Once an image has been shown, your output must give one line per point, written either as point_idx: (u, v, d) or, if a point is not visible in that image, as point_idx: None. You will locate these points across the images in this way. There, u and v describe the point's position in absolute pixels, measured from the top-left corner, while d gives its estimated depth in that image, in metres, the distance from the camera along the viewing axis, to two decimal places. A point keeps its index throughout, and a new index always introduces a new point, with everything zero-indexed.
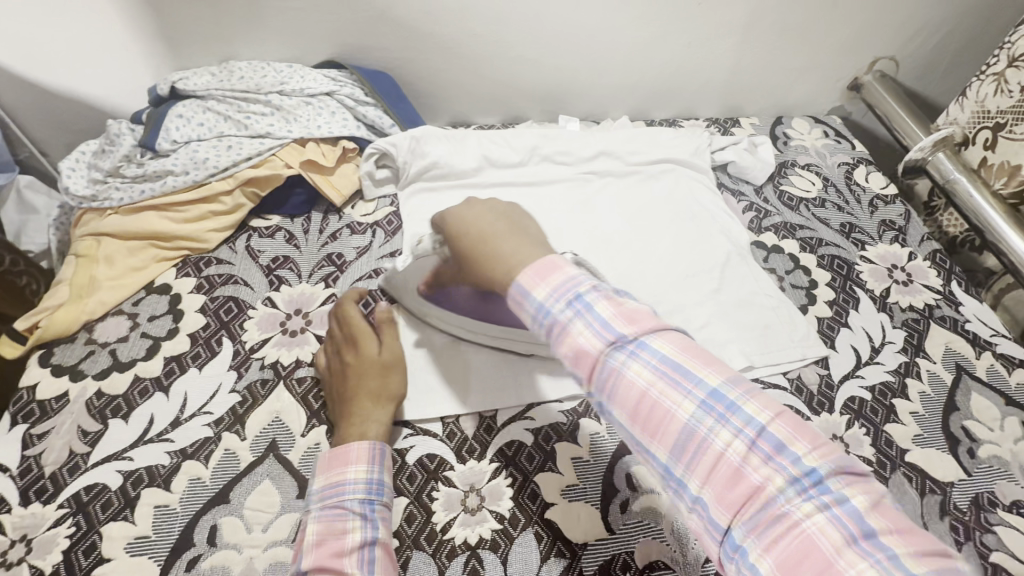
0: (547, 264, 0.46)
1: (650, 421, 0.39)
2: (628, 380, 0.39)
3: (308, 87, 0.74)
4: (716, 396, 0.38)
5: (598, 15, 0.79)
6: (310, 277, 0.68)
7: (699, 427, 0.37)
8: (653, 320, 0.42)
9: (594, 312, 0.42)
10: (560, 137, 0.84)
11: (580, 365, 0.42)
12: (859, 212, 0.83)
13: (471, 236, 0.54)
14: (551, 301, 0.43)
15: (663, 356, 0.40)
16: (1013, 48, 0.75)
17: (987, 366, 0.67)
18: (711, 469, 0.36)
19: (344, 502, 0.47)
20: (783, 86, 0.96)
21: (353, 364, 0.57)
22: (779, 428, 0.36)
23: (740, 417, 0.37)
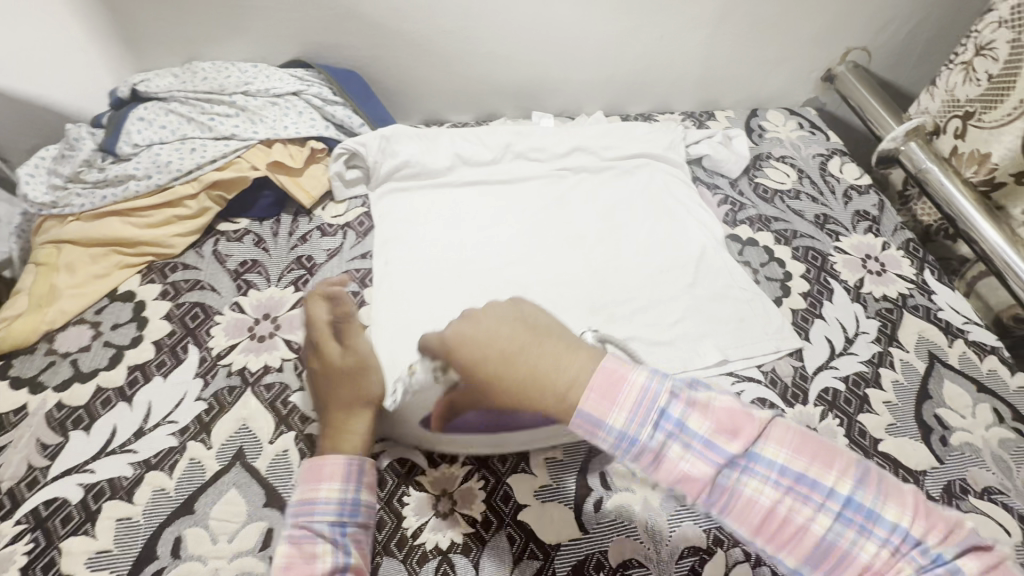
0: (604, 378, 0.40)
1: (781, 536, 0.37)
2: (751, 499, 0.37)
3: (274, 87, 0.73)
4: (848, 502, 0.36)
5: (568, 10, 0.79)
6: (279, 280, 0.67)
7: (835, 537, 0.36)
8: (755, 421, 0.39)
9: (691, 432, 0.38)
10: (534, 133, 0.84)
11: (687, 488, 0.38)
12: (834, 203, 0.84)
13: (491, 359, 0.42)
14: (637, 427, 0.39)
15: (779, 467, 0.37)
16: (979, 37, 0.75)
17: (960, 353, 0.68)
18: (851, 573, 0.36)
19: (313, 524, 0.45)
20: (758, 79, 0.96)
21: (330, 370, 0.53)
22: (907, 518, 0.36)
23: (874, 520, 0.36)
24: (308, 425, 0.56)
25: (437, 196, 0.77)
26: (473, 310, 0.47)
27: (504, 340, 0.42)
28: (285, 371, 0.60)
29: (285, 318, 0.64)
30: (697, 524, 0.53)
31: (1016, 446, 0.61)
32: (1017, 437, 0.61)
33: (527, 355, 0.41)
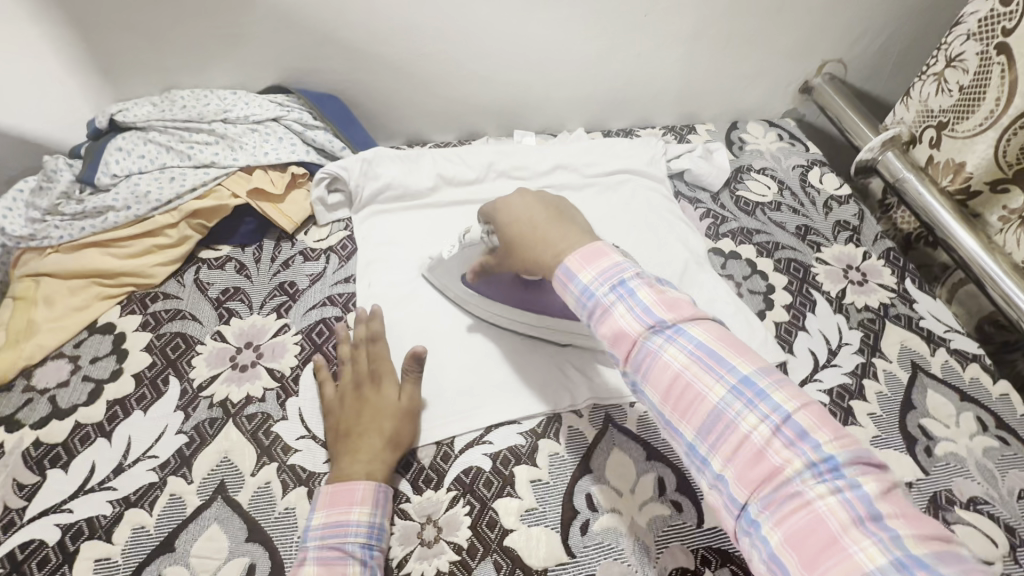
0: (592, 252, 0.52)
1: (682, 400, 0.43)
2: (664, 361, 0.44)
3: (254, 113, 0.73)
4: (747, 384, 0.42)
5: (546, 30, 0.79)
6: (261, 307, 0.67)
7: (728, 410, 0.41)
8: (693, 310, 0.47)
9: (637, 299, 0.47)
10: (516, 152, 0.84)
11: (620, 346, 0.47)
12: (815, 214, 0.84)
13: (521, 226, 0.57)
14: (598, 285, 0.49)
15: (699, 343, 0.44)
16: (949, 49, 0.76)
17: (942, 362, 0.68)
18: (730, 445, 0.40)
19: (345, 546, 0.48)
20: (737, 92, 0.97)
21: (372, 403, 0.56)
22: (802, 416, 0.39)
23: (769, 405, 0.40)
24: (291, 455, 0.56)
25: (420, 217, 0.78)
26: (523, 190, 0.61)
27: (533, 215, 0.58)
28: (268, 401, 0.59)
29: (268, 346, 0.63)
30: (683, 544, 0.53)
31: (1000, 454, 0.61)
32: (1000, 444, 0.62)
33: (541, 227, 0.56)
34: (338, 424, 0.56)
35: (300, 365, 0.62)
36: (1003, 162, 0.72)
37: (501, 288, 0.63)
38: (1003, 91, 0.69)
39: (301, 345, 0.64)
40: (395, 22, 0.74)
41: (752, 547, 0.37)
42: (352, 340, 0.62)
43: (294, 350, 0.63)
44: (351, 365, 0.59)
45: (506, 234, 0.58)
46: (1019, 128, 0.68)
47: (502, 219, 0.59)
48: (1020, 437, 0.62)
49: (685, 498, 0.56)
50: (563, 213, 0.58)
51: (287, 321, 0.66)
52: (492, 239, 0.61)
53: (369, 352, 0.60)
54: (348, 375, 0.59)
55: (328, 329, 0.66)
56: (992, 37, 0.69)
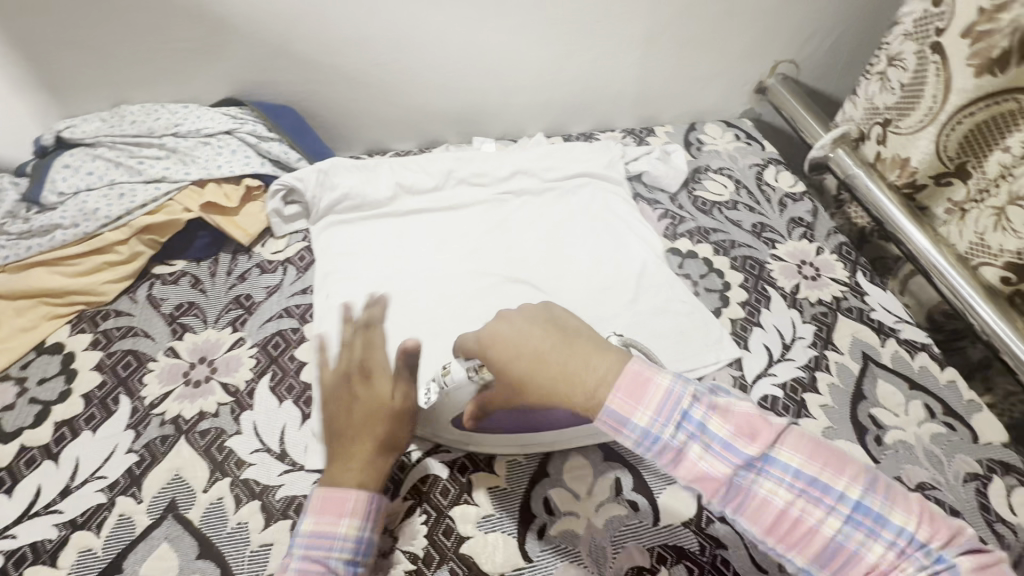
0: (631, 380, 0.43)
1: (792, 534, 0.39)
2: (764, 500, 0.40)
3: (206, 126, 0.72)
4: (855, 503, 0.39)
5: (500, 38, 0.80)
6: (216, 322, 0.66)
7: (842, 537, 0.38)
8: (773, 428, 0.41)
9: (712, 434, 0.41)
10: (475, 158, 0.85)
11: (704, 485, 0.41)
12: (770, 211, 0.86)
13: (521, 364, 0.45)
14: (661, 428, 0.41)
15: (794, 471, 0.40)
16: (890, 49, 0.78)
17: (892, 353, 0.70)
18: (854, 571, 0.38)
19: (328, 561, 0.45)
20: (695, 94, 0.99)
21: (361, 401, 0.50)
22: (911, 523, 0.38)
23: (882, 524, 0.38)
24: (245, 469, 0.55)
25: (380, 226, 0.78)
26: (506, 311, 0.50)
27: (539, 344, 0.46)
28: (221, 415, 0.59)
29: (222, 360, 0.63)
30: (639, 543, 0.54)
31: (947, 440, 0.63)
32: (948, 430, 0.63)
33: (554, 357, 0.45)
34: (331, 421, 0.51)
35: (255, 378, 0.62)
36: (945, 157, 0.74)
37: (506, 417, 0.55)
38: (938, 89, 0.71)
39: (257, 358, 0.63)
40: (348, 33, 0.74)
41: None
42: (354, 324, 0.57)
43: (249, 363, 0.63)
44: (346, 355, 0.54)
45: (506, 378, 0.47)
46: (958, 122, 0.70)
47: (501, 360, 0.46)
48: (966, 423, 0.64)
49: (642, 498, 0.56)
50: (566, 331, 0.47)
51: (242, 334, 0.65)
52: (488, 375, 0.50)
53: (365, 342, 0.55)
54: (342, 367, 0.54)
55: (285, 340, 0.65)
56: (927, 37, 0.71)
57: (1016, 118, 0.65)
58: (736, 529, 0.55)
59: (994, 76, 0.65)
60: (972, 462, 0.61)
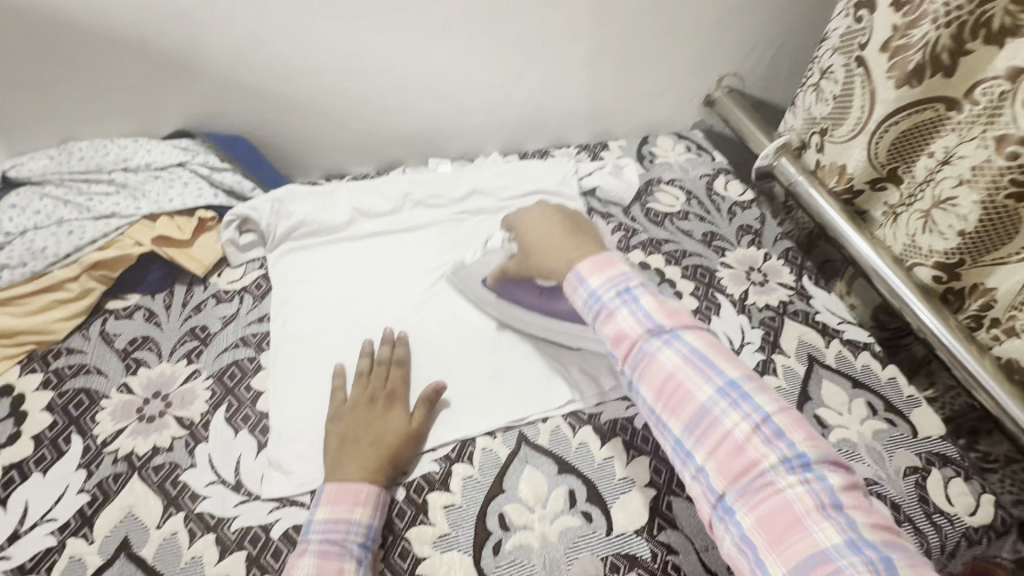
0: (604, 260, 0.56)
1: (674, 397, 0.48)
2: (659, 361, 0.49)
3: (157, 160, 0.73)
4: (736, 389, 0.47)
5: (449, 62, 0.82)
6: (171, 355, 0.66)
7: (714, 407, 0.46)
8: (688, 319, 0.52)
9: (640, 304, 0.52)
10: (430, 180, 0.86)
11: (621, 345, 0.52)
12: (720, 220, 0.89)
13: (537, 239, 0.64)
14: (605, 291, 0.54)
15: (694, 349, 0.49)
16: (821, 63, 0.82)
17: (836, 353, 0.73)
18: (716, 439, 0.45)
19: (345, 543, 0.51)
20: (645, 109, 1.02)
21: (374, 422, 0.59)
22: (781, 418, 0.45)
23: (752, 406, 0.46)
24: (199, 502, 0.55)
25: (337, 251, 0.78)
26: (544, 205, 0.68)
27: (552, 225, 0.64)
28: (176, 450, 0.59)
29: (177, 394, 0.63)
30: (593, 553, 0.55)
31: (888, 436, 0.65)
32: (889, 426, 0.66)
33: (555, 236, 0.63)
34: (346, 432, 0.58)
35: (210, 411, 0.62)
36: (877, 164, 0.77)
37: (521, 293, 0.69)
38: (865, 99, 0.74)
39: (212, 390, 0.64)
40: (296, 64, 0.76)
41: (725, 535, 0.43)
42: (375, 357, 0.65)
43: (204, 396, 0.63)
44: (367, 378, 0.63)
45: (524, 241, 0.66)
46: (884, 131, 0.73)
47: (525, 230, 0.66)
48: (906, 417, 0.67)
49: (595, 509, 0.58)
50: (577, 228, 0.64)
51: (197, 366, 0.66)
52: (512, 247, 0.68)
53: (391, 372, 0.64)
54: (365, 389, 0.62)
55: (241, 370, 0.66)
56: (852, 51, 0.75)
57: (935, 127, 0.70)
58: (687, 536, 0.56)
59: (913, 87, 0.68)
60: (912, 456, 0.64)
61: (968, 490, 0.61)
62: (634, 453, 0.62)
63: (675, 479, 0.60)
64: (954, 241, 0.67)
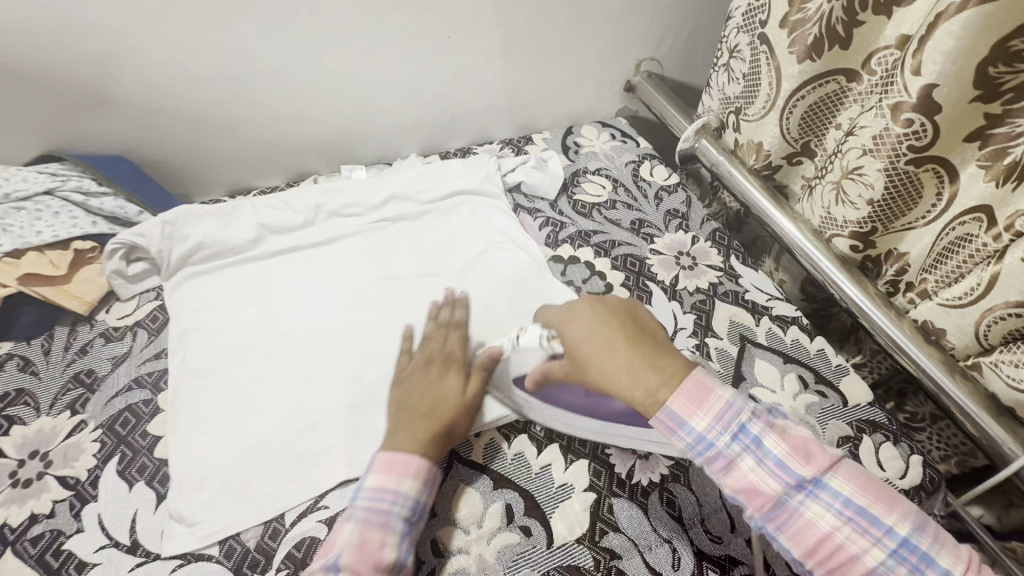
0: (695, 392, 0.47)
1: (833, 561, 0.42)
2: (810, 521, 0.42)
3: (18, 189, 0.64)
4: (905, 543, 0.41)
5: (349, 63, 0.77)
6: (51, 408, 0.59)
7: (887, 572, 0.40)
8: (827, 454, 0.45)
9: (767, 450, 0.45)
10: (343, 189, 0.81)
11: (751, 500, 0.44)
12: (647, 206, 0.88)
13: (590, 349, 0.52)
14: (717, 435, 0.46)
15: (845, 498, 0.43)
16: (728, 42, 0.82)
17: (766, 331, 0.73)
18: None
19: (391, 516, 0.47)
20: (567, 98, 1.00)
21: (436, 391, 0.57)
22: (961, 572, 0.40)
23: (930, 566, 0.40)
24: (88, 572, 0.49)
25: (243, 275, 0.72)
26: (594, 302, 0.56)
27: (615, 331, 0.52)
28: (58, 514, 0.52)
29: (58, 451, 0.56)
30: (535, 569, 0.52)
31: (820, 408, 0.66)
32: (820, 398, 0.67)
33: (621, 347, 0.51)
34: (402, 402, 0.56)
35: (99, 465, 0.55)
36: (790, 139, 0.78)
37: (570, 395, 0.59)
38: (772, 76, 0.75)
39: (101, 442, 0.57)
40: (177, 71, 0.69)
41: None
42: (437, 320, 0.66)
43: (91, 449, 0.56)
44: (426, 347, 0.63)
45: (577, 350, 0.53)
46: (793, 105, 0.74)
47: (574, 334, 0.53)
48: (837, 388, 0.68)
49: (534, 522, 0.55)
50: (643, 341, 0.51)
51: (83, 417, 0.58)
52: (556, 346, 0.56)
53: (450, 341, 0.63)
54: (422, 354, 0.62)
55: (135, 416, 0.59)
56: (755, 28, 0.75)
57: (840, 99, 0.71)
58: (630, 537, 0.54)
59: (814, 61, 0.69)
60: (844, 426, 0.64)
61: (898, 454, 0.62)
62: (572, 457, 0.59)
63: (615, 480, 0.58)
64: (865, 210, 0.68)
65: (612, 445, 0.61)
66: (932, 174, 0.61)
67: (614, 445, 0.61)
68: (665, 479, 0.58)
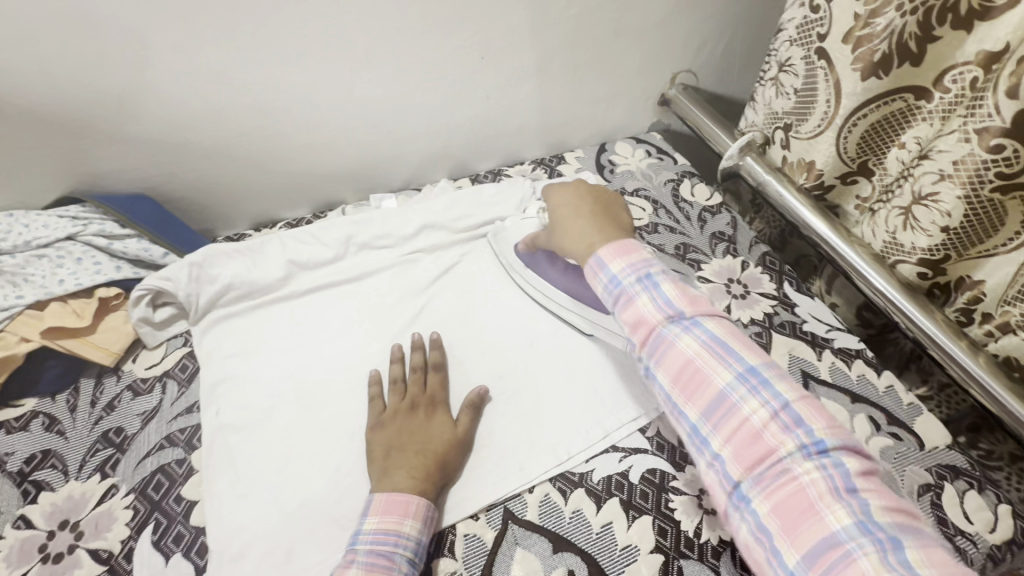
0: (624, 246, 0.55)
1: (689, 382, 0.46)
2: (678, 347, 0.47)
3: (38, 236, 0.61)
4: (756, 374, 0.44)
5: (379, 88, 0.73)
6: (81, 470, 0.55)
7: (733, 395, 0.44)
8: (710, 307, 0.50)
9: (660, 290, 0.50)
10: (375, 220, 0.77)
11: (640, 330, 0.50)
12: (691, 229, 0.83)
13: (565, 215, 0.64)
14: (624, 274, 0.52)
15: (713, 335, 0.47)
16: (778, 55, 0.77)
17: (829, 365, 0.68)
18: (731, 426, 0.43)
19: (393, 557, 0.47)
20: (600, 115, 0.96)
21: (422, 432, 0.56)
22: (803, 407, 0.42)
23: (771, 393, 0.43)
24: None
25: (273, 317, 0.68)
26: (578, 183, 0.67)
27: (583, 204, 0.64)
28: None
29: (90, 521, 0.52)
30: None
31: (895, 452, 0.61)
32: (895, 441, 0.62)
33: (585, 217, 0.62)
34: (392, 440, 0.55)
35: (133, 536, 0.52)
36: (847, 158, 0.73)
37: (542, 263, 0.71)
38: (830, 92, 0.69)
39: (134, 509, 0.53)
40: (198, 105, 0.65)
41: (740, 524, 0.40)
42: (410, 364, 0.62)
43: (125, 517, 0.53)
44: (410, 386, 0.60)
45: (554, 215, 0.65)
46: (852, 125, 0.69)
47: (554, 204, 0.66)
48: (911, 430, 0.63)
49: None
50: (606, 213, 0.62)
51: (115, 481, 0.55)
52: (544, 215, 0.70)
53: (430, 379, 0.61)
54: (404, 397, 0.59)
55: (168, 478, 0.56)
56: (810, 42, 0.70)
57: (907, 117, 0.66)
58: None
59: (879, 78, 0.64)
60: (923, 472, 0.60)
61: (986, 503, 0.58)
62: (635, 514, 0.55)
63: (682, 539, 0.53)
64: (938, 237, 0.63)
65: (676, 499, 0.56)
66: (1019, 202, 0.56)
67: (678, 499, 0.56)
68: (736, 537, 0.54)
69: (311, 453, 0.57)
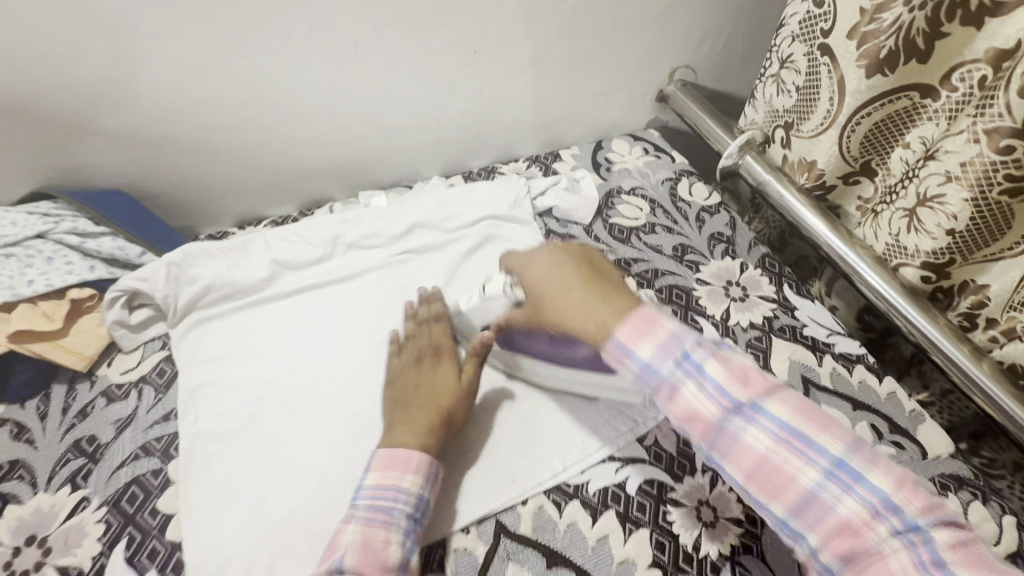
0: (642, 319, 0.45)
1: (767, 482, 0.39)
2: (748, 446, 0.40)
3: (6, 234, 0.58)
4: (841, 464, 0.37)
5: (368, 82, 0.70)
6: (50, 482, 0.52)
7: (823, 494, 0.37)
8: (766, 381, 0.42)
9: (707, 374, 0.42)
10: (363, 219, 0.74)
11: (694, 426, 0.42)
12: (689, 229, 0.81)
13: (550, 288, 0.50)
14: (658, 360, 0.43)
15: (782, 423, 0.40)
16: (780, 51, 0.75)
17: (830, 371, 0.67)
18: (826, 528, 0.37)
19: (393, 510, 0.46)
20: (596, 111, 0.93)
21: (428, 385, 0.56)
22: (902, 496, 0.36)
23: (866, 487, 0.36)
24: None
25: (256, 319, 0.66)
26: (549, 244, 0.55)
27: (570, 269, 0.50)
28: None
29: (59, 535, 0.49)
30: None
31: (897, 461, 0.60)
32: (897, 450, 0.61)
33: (580, 284, 0.49)
34: (398, 395, 0.56)
35: (104, 552, 0.49)
36: (849, 157, 0.71)
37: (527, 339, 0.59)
38: (833, 89, 0.67)
39: (106, 523, 0.50)
40: (177, 97, 0.62)
41: None
42: (416, 317, 0.62)
43: (96, 532, 0.50)
44: (415, 339, 0.60)
45: (535, 290, 0.52)
46: (856, 124, 0.67)
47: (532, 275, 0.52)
48: (913, 438, 0.62)
49: None
50: (599, 275, 0.50)
51: (86, 493, 0.52)
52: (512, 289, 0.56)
53: (436, 330, 0.60)
54: (410, 351, 0.59)
55: (143, 490, 0.53)
56: (814, 38, 0.68)
57: (912, 116, 0.64)
58: None
59: (886, 75, 0.62)
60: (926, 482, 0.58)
61: (990, 514, 0.56)
62: (631, 528, 0.53)
63: (681, 553, 0.52)
64: (943, 239, 0.61)
65: (674, 511, 0.54)
66: None
67: (676, 511, 0.54)
68: (736, 551, 0.52)
69: (295, 463, 0.55)
